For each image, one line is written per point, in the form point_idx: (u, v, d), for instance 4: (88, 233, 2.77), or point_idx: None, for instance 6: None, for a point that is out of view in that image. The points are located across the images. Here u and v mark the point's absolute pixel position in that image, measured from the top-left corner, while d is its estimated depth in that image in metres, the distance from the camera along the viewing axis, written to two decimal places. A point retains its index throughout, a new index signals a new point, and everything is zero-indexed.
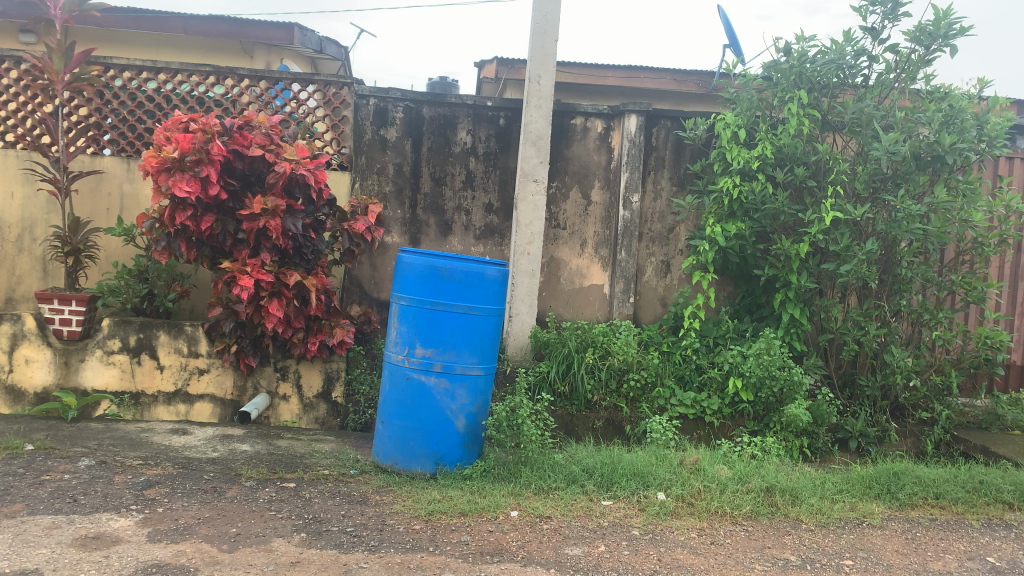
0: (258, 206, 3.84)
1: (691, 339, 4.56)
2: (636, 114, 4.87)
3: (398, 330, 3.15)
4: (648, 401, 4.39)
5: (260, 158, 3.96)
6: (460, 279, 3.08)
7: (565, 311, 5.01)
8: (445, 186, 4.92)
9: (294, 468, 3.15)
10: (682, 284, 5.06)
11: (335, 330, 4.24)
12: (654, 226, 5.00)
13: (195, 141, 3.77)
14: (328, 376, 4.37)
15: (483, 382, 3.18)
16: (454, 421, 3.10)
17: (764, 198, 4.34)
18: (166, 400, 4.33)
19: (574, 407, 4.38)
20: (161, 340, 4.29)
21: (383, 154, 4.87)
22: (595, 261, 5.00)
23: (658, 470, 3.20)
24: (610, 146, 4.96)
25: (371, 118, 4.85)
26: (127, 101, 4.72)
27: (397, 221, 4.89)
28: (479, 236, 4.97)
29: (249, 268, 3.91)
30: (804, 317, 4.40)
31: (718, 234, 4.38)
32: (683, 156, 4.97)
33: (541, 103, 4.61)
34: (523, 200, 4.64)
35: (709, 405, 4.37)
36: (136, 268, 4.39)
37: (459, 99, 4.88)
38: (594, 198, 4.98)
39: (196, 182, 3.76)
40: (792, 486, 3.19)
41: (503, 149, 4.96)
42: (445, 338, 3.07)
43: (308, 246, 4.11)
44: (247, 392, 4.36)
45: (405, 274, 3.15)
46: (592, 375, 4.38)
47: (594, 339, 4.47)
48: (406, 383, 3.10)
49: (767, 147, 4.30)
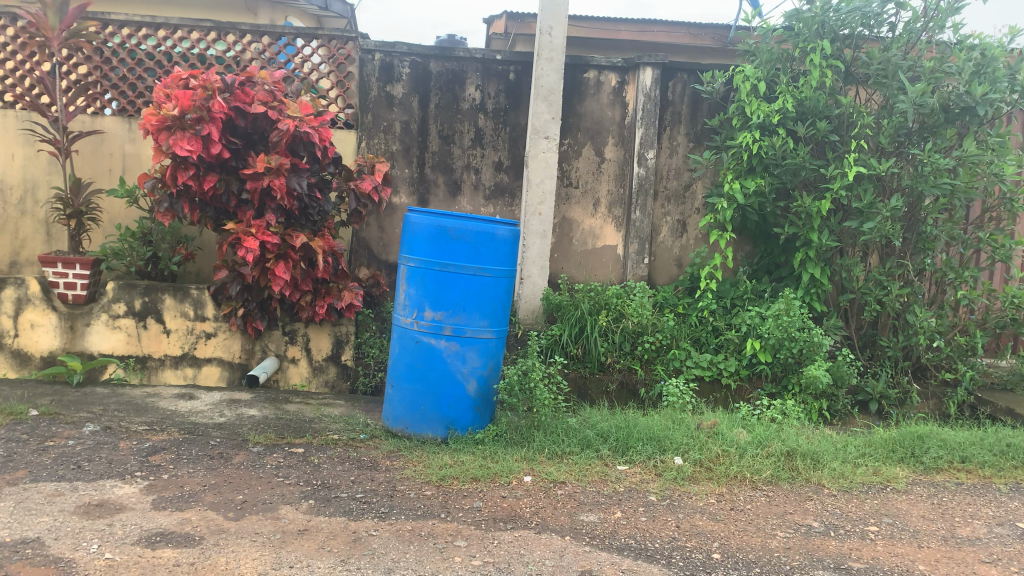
0: (261, 165, 3.73)
1: (708, 300, 4.45)
2: (652, 67, 4.70)
3: (408, 293, 3.06)
4: (663, 364, 4.30)
5: (263, 115, 3.83)
6: (469, 240, 2.97)
7: (578, 272, 4.90)
8: (454, 144, 4.79)
9: (302, 433, 3.07)
10: (698, 244, 4.93)
11: (343, 293, 4.15)
12: (669, 184, 4.86)
13: (195, 98, 3.65)
14: (337, 339, 4.29)
15: (495, 346, 3.08)
16: (465, 385, 3.01)
17: (785, 154, 4.18)
18: (174, 364, 4.27)
19: (587, 369, 4.29)
20: (167, 304, 4.21)
21: (390, 111, 4.73)
22: (608, 220, 4.87)
23: (675, 434, 3.12)
24: (624, 101, 4.80)
25: (376, 74, 4.71)
26: (126, 59, 4.58)
27: (405, 180, 4.77)
28: (490, 196, 4.85)
29: (254, 229, 3.81)
30: (824, 277, 4.27)
31: (737, 191, 4.24)
32: (699, 111, 4.81)
33: (552, 56, 4.45)
34: (535, 158, 4.51)
35: (726, 367, 4.28)
36: (140, 231, 4.30)
37: (467, 53, 4.72)
38: (608, 156, 4.84)
39: (198, 141, 3.65)
40: (813, 450, 3.10)
41: (513, 106, 4.81)
42: (455, 300, 2.97)
43: (315, 207, 4.01)
44: (255, 356, 4.29)
45: (414, 234, 3.05)
46: (606, 337, 4.30)
47: (609, 301, 4.37)
48: (416, 346, 3.02)
49: (788, 100, 4.13)
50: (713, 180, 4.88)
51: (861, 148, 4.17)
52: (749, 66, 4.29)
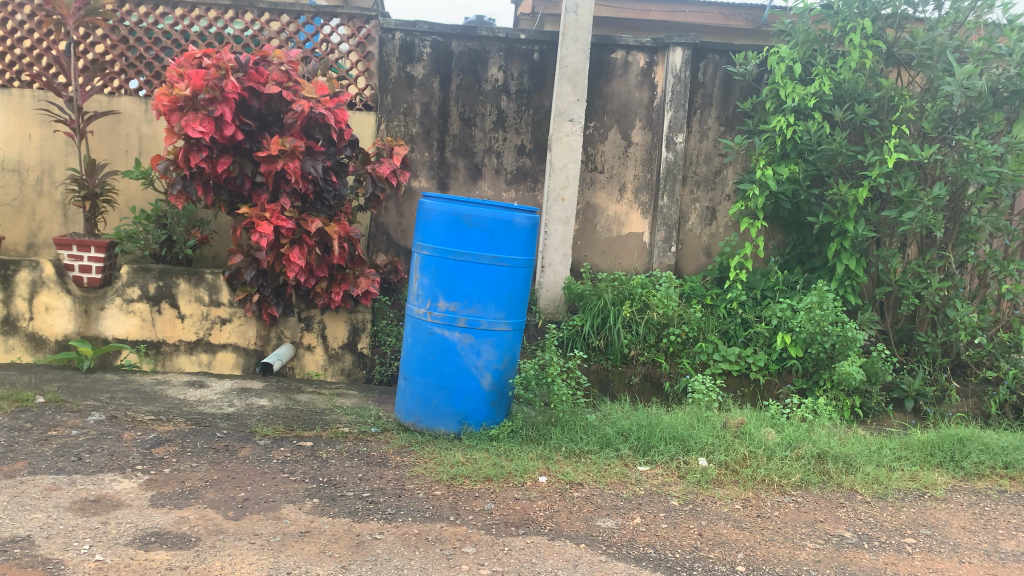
0: (275, 147, 3.62)
1: (737, 291, 4.29)
2: (682, 47, 4.53)
3: (421, 282, 2.94)
4: (688, 357, 4.15)
5: (278, 96, 3.72)
6: (485, 228, 2.84)
7: (602, 260, 4.75)
8: (475, 126, 4.65)
9: (312, 425, 2.97)
10: (727, 232, 4.76)
11: (359, 280, 4.04)
12: (698, 169, 4.69)
13: (208, 78, 3.55)
14: (353, 327, 4.19)
15: (512, 339, 2.96)
16: (480, 379, 2.89)
17: (821, 139, 3.98)
18: (188, 349, 4.21)
19: (610, 361, 4.16)
20: (182, 289, 4.14)
21: (410, 92, 4.60)
22: (634, 207, 4.71)
23: (699, 433, 2.97)
24: (652, 83, 4.63)
25: (397, 53, 4.58)
26: (143, 37, 4.49)
27: (425, 163, 4.65)
28: (512, 180, 4.71)
29: (268, 213, 3.71)
30: (860, 269, 4.08)
31: (769, 177, 4.06)
32: (731, 93, 4.63)
33: (578, 35, 4.28)
34: (558, 142, 4.35)
35: (755, 361, 4.13)
36: (155, 213, 4.23)
37: (490, 32, 4.57)
38: (635, 140, 4.67)
39: (211, 122, 3.56)
40: (846, 453, 2.94)
41: (537, 87, 4.65)
42: (470, 291, 2.85)
43: (330, 191, 3.89)
44: (271, 342, 4.21)
45: (428, 221, 2.93)
46: (630, 328, 4.17)
47: (633, 291, 4.25)
48: (429, 338, 2.91)
49: (825, 82, 3.92)
50: (744, 166, 4.70)
51: (901, 133, 3.96)
52: (785, 46, 4.09)
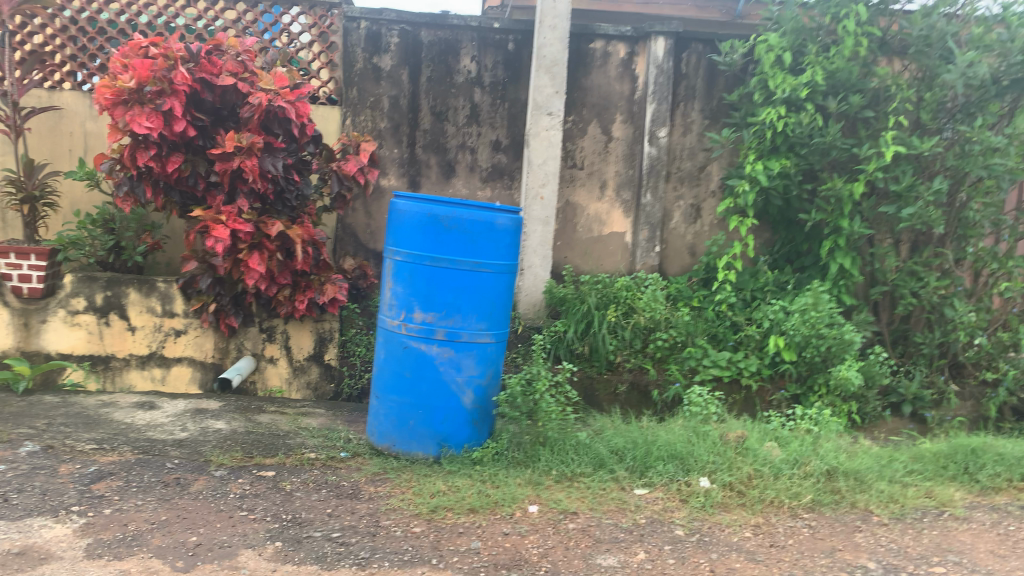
0: (230, 143, 3.31)
1: (726, 293, 4.07)
2: (664, 37, 4.30)
3: (394, 291, 2.67)
4: (677, 363, 3.90)
5: (233, 88, 3.41)
6: (465, 230, 2.58)
7: (582, 262, 4.51)
8: (448, 121, 4.38)
9: (274, 451, 2.68)
10: (713, 231, 4.54)
11: (325, 287, 3.76)
12: (683, 165, 4.47)
13: (155, 69, 3.23)
14: (320, 337, 3.90)
15: (495, 352, 2.70)
16: (461, 397, 2.63)
17: (814, 132, 3.78)
18: (140, 364, 3.88)
19: (594, 368, 3.89)
20: (131, 299, 3.82)
21: (377, 85, 4.31)
22: (616, 205, 4.48)
23: (699, 451, 2.74)
24: (633, 74, 4.40)
25: (362, 43, 4.28)
26: (85, 27, 4.13)
27: (394, 161, 4.37)
28: (487, 178, 4.45)
29: (223, 216, 3.41)
30: (855, 268, 3.88)
31: (760, 172, 3.84)
32: (716, 84, 4.42)
33: (555, 23, 4.03)
34: (536, 137, 4.10)
35: (746, 366, 3.87)
36: (101, 217, 3.89)
37: (462, 21, 4.30)
38: (615, 134, 4.44)
39: (159, 117, 3.24)
40: (857, 469, 2.72)
41: (512, 79, 4.40)
42: (449, 300, 2.59)
43: (292, 191, 3.60)
44: (230, 355, 3.90)
45: (402, 224, 2.67)
46: (615, 334, 3.94)
47: (617, 294, 4.04)
48: (404, 353, 2.64)
49: (818, 72, 3.72)
50: (730, 161, 4.48)
51: (898, 125, 3.77)
52: (774, 34, 3.88)
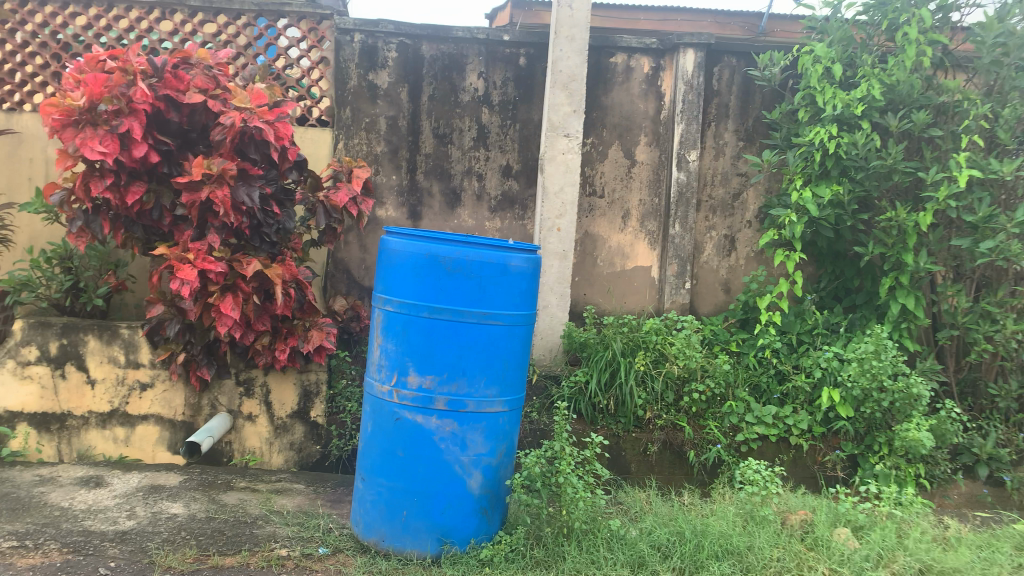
0: (198, 170, 2.85)
1: (771, 337, 3.53)
2: (694, 49, 3.86)
3: (384, 348, 2.19)
4: (716, 420, 3.42)
5: (203, 107, 2.96)
6: (472, 274, 2.11)
7: (604, 300, 4.02)
8: (451, 144, 3.91)
9: (236, 548, 2.18)
10: (750, 265, 4.05)
11: (311, 333, 3.27)
12: (715, 191, 3.99)
13: (111, 84, 2.77)
14: (305, 390, 3.41)
15: (508, 423, 2.21)
16: (466, 481, 2.13)
17: (872, 153, 3.30)
18: (100, 422, 3.39)
19: (620, 426, 3.40)
20: (90, 348, 3.34)
21: (373, 105, 3.86)
22: (640, 236, 3.99)
23: (760, 542, 2.23)
24: (659, 91, 3.95)
25: (357, 58, 3.84)
26: (49, 42, 3.71)
27: (393, 189, 3.90)
28: (496, 208, 3.98)
29: (191, 254, 2.93)
30: (920, 309, 3.36)
31: (809, 200, 3.35)
32: (751, 102, 3.97)
33: (572, 33, 3.58)
34: (552, 161, 3.63)
35: (796, 424, 3.41)
36: (58, 254, 3.43)
37: (468, 33, 3.85)
38: (639, 157, 3.96)
39: (115, 140, 2.78)
40: (956, 566, 2.20)
41: (524, 97, 3.94)
42: (451, 360, 2.10)
43: (272, 224, 3.13)
44: (203, 412, 3.41)
45: (393, 266, 2.19)
46: (644, 385, 3.41)
47: (646, 339, 3.51)
48: (396, 426, 2.14)
49: (875, 85, 3.26)
50: (768, 187, 4.00)
51: (969, 146, 3.30)
52: (822, 45, 3.44)
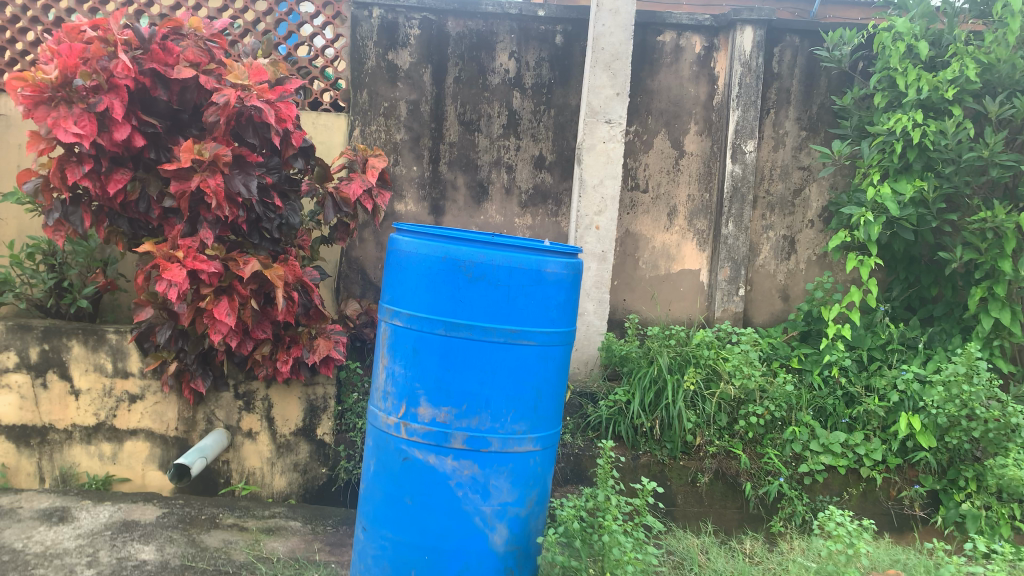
0: (186, 156, 2.48)
1: (840, 354, 3.08)
2: (754, 26, 3.43)
3: (391, 372, 1.81)
4: (775, 448, 2.99)
5: (196, 84, 2.59)
6: (499, 281, 1.72)
7: (647, 308, 3.60)
8: (479, 132, 3.52)
9: None
10: (811, 270, 3.62)
11: (316, 342, 2.90)
12: (774, 187, 3.56)
13: (89, 57, 2.41)
14: (311, 406, 3.05)
15: (539, 465, 1.83)
16: (489, 536, 1.75)
17: (964, 144, 2.86)
18: (85, 437, 3.05)
19: (665, 453, 2.99)
20: (75, 354, 2.99)
21: (393, 88, 3.48)
22: (688, 236, 3.58)
23: None
24: (712, 73, 3.52)
25: (376, 35, 3.45)
26: (40, 17, 3.29)
27: (413, 181, 3.52)
28: (527, 203, 3.58)
29: (180, 252, 2.57)
30: (1018, 324, 2.91)
31: (888, 198, 2.90)
32: (816, 87, 3.52)
33: (617, 6, 3.16)
34: (591, 151, 3.22)
35: (868, 454, 2.97)
36: (41, 250, 3.08)
37: (499, 8, 3.46)
38: (689, 148, 3.54)
39: (93, 121, 2.41)
40: None
41: (560, 80, 3.54)
42: (472, 389, 1.72)
43: (274, 218, 2.76)
44: (197, 428, 3.06)
45: (405, 270, 1.81)
46: (694, 407, 3.01)
47: (696, 354, 3.10)
48: (404, 468, 1.76)
49: (969, 65, 2.82)
50: (834, 182, 3.56)
51: None
52: (903, 19, 3.00)
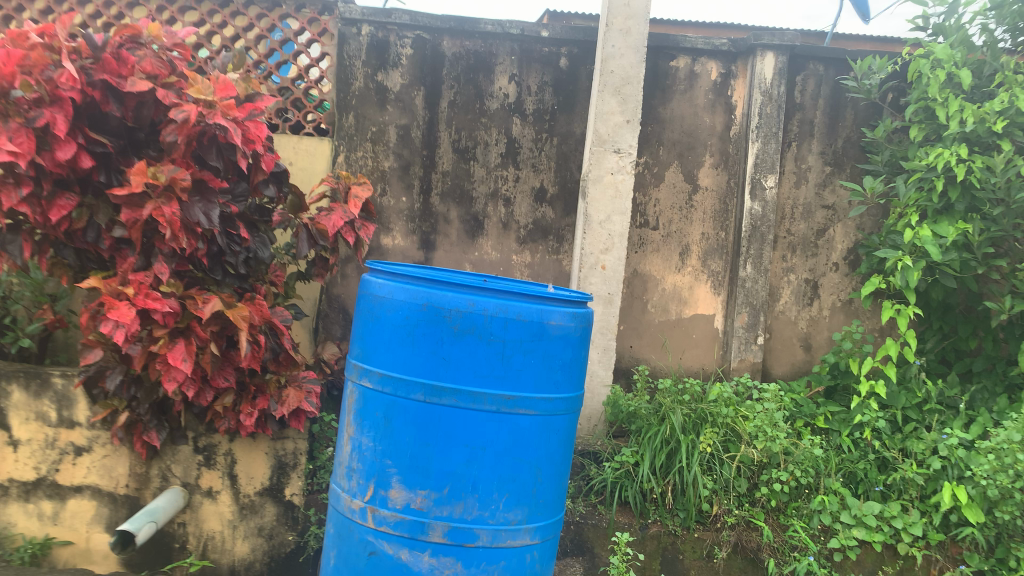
0: (137, 179, 2.16)
1: (873, 415, 2.76)
2: (775, 52, 3.16)
3: (360, 445, 1.60)
4: (802, 519, 2.67)
5: (154, 98, 2.29)
6: (491, 337, 1.50)
7: (656, 356, 3.27)
8: (474, 160, 3.22)
9: None
10: (835, 318, 3.31)
11: (285, 391, 2.58)
12: (795, 226, 3.27)
13: (31, 65, 2.08)
14: (280, 463, 2.74)
15: (536, 557, 1.62)
16: None
17: (1015, 182, 2.59)
18: (23, 494, 2.70)
19: (677, 522, 2.64)
20: (14, 401, 2.64)
21: (382, 111, 3.18)
22: (701, 277, 3.27)
23: None
24: (729, 102, 3.25)
25: (364, 54, 3.17)
26: None
27: (402, 213, 3.21)
28: (526, 239, 3.28)
29: (130, 288, 2.26)
30: None
31: (929, 241, 2.62)
32: (842, 119, 3.25)
33: (628, 26, 2.89)
34: (597, 183, 2.92)
35: (907, 527, 2.62)
36: None
37: (499, 27, 3.18)
38: (703, 183, 3.25)
39: (31, 138, 2.10)
40: None
41: (563, 106, 3.26)
42: (455, 469, 1.50)
43: (239, 251, 2.45)
44: (150, 486, 2.71)
45: (379, 322, 1.59)
46: (710, 472, 2.69)
47: (712, 412, 2.77)
48: (375, 560, 1.56)
49: (1020, 95, 2.56)
50: (861, 223, 3.28)
51: None
52: (943, 45, 2.75)
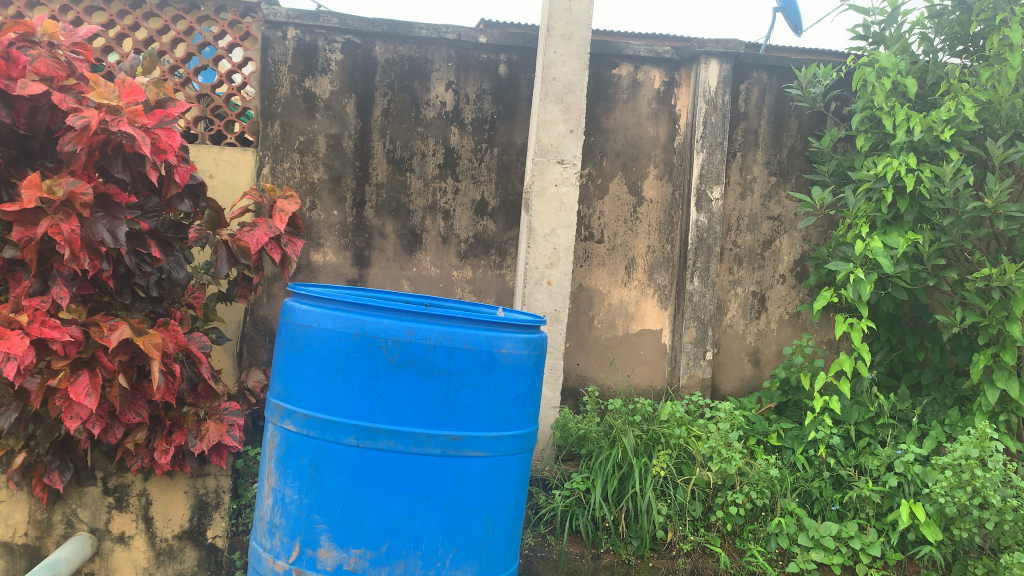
0: (30, 193, 1.92)
1: (827, 432, 2.67)
2: (719, 60, 3.09)
3: (285, 499, 1.55)
4: (758, 542, 2.56)
5: (50, 103, 2.06)
6: (434, 370, 1.49)
7: (604, 375, 3.14)
8: (410, 172, 3.05)
9: None
10: (783, 331, 3.24)
11: (205, 425, 2.36)
12: (742, 238, 3.19)
13: None
14: (200, 503, 2.53)
15: None
16: None
17: (963, 192, 2.58)
18: None
19: (631, 550, 2.48)
20: None
21: (310, 120, 2.98)
22: (648, 291, 3.16)
23: None
24: (673, 111, 3.15)
25: (290, 59, 2.96)
26: None
27: (333, 228, 3.00)
28: (466, 253, 3.11)
29: (24, 314, 1.99)
30: None
31: (880, 252, 2.57)
32: (786, 128, 3.20)
33: (571, 31, 2.75)
34: (541, 195, 2.78)
35: (866, 547, 2.53)
36: None
37: (434, 32, 3.02)
38: (649, 195, 3.15)
39: None
40: None
41: (503, 115, 3.12)
42: (392, 522, 1.48)
43: (150, 272, 2.22)
44: (53, 534, 2.43)
45: (307, 356, 1.55)
46: (663, 496, 2.56)
47: (666, 434, 2.65)
48: None
49: (966, 104, 2.54)
50: (807, 234, 3.23)
51: None
52: (887, 53, 2.70)
